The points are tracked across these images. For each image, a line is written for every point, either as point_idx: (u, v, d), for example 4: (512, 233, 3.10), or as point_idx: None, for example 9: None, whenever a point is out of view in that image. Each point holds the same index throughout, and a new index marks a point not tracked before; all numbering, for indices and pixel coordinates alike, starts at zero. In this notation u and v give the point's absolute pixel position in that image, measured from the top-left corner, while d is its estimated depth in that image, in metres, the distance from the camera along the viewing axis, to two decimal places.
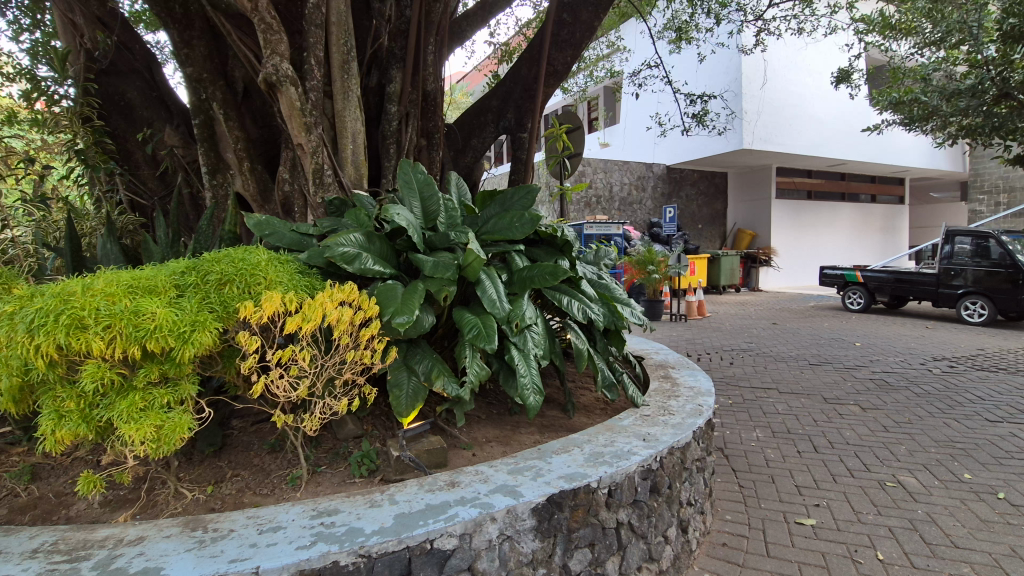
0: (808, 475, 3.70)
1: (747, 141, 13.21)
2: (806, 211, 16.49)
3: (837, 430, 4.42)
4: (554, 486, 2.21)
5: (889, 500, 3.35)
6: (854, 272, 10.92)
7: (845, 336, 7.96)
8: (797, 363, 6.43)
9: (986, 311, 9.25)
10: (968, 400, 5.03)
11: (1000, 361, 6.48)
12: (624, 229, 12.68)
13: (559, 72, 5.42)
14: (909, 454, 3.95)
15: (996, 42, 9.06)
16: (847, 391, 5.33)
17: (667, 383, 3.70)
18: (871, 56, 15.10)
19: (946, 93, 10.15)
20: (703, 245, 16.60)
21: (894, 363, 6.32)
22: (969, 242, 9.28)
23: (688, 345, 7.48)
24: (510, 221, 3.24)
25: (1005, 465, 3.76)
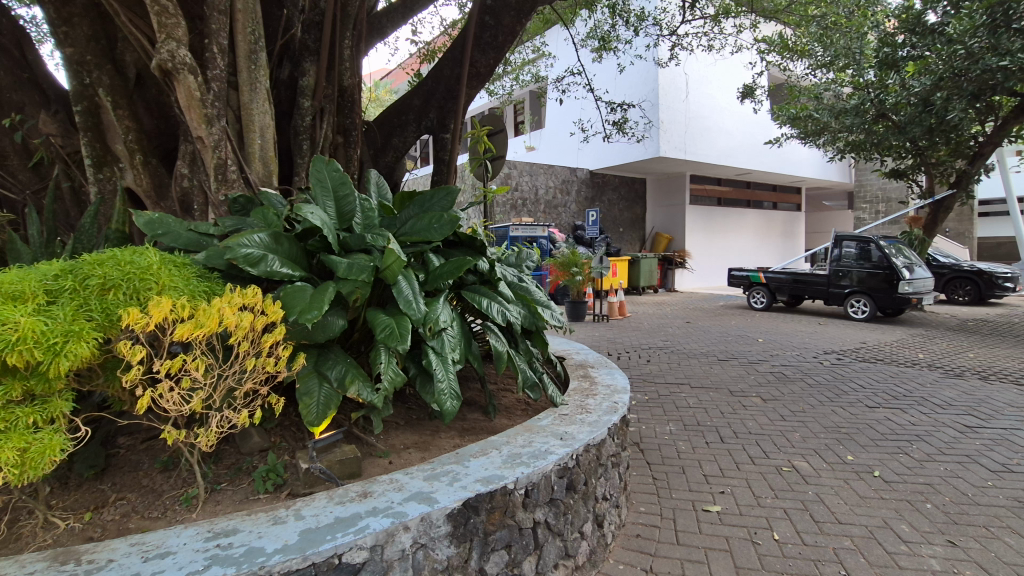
0: (714, 464, 3.94)
1: (663, 149, 13.91)
2: (717, 217, 17.63)
3: (740, 421, 4.73)
4: (470, 490, 2.20)
5: (784, 484, 3.64)
6: (757, 273, 11.77)
7: (750, 333, 8.57)
8: (707, 359, 6.84)
9: (867, 308, 10.28)
10: (851, 389, 5.58)
11: (877, 353, 7.25)
12: (549, 232, 12.94)
13: (482, 74, 5.44)
14: (802, 440, 4.32)
15: (874, 67, 10.35)
16: (750, 384, 5.74)
17: (586, 382, 3.81)
18: (771, 74, 16.45)
19: (834, 111, 11.25)
20: (625, 247, 17.26)
21: (791, 358, 6.88)
22: (854, 246, 10.36)
23: (609, 344, 7.74)
24: (429, 222, 3.19)
25: (880, 446, 4.20)
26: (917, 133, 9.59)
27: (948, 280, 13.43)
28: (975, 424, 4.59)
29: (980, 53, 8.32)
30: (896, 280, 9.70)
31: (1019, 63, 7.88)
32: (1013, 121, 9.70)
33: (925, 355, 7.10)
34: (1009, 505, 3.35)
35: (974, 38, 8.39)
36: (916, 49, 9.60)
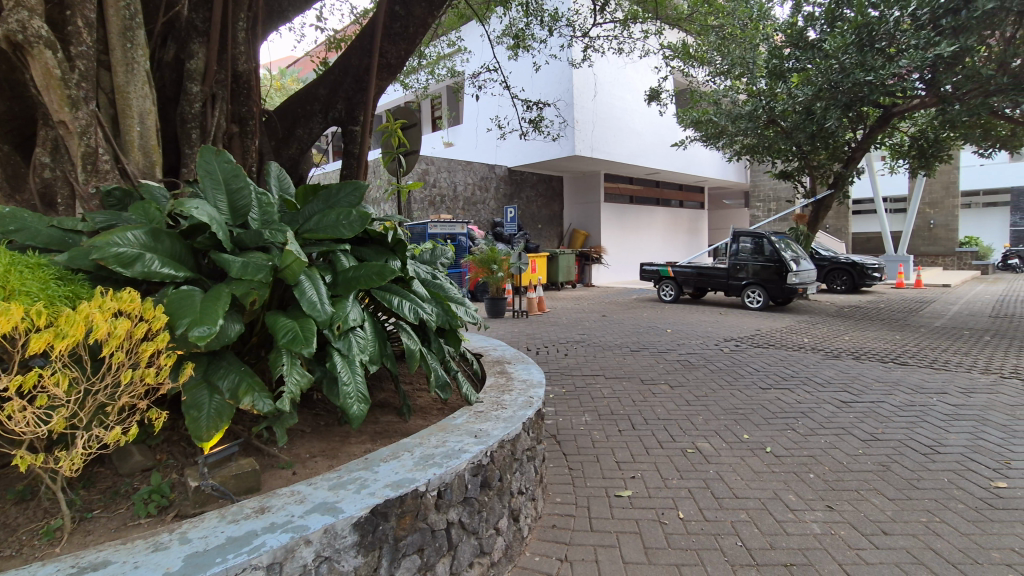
0: (626, 451, 4.11)
1: (578, 148, 14.33)
2: (629, 214, 18.46)
3: (650, 408, 4.98)
4: (378, 497, 2.12)
5: (689, 465, 3.87)
6: (666, 267, 12.41)
7: (660, 325, 9.03)
8: (620, 350, 7.13)
9: (761, 298, 11.18)
10: (747, 372, 6.06)
11: (769, 339, 7.92)
12: (468, 228, 12.89)
13: (392, 65, 5.27)
14: (704, 422, 4.62)
15: (765, 77, 11.26)
16: (659, 372, 6.06)
17: (502, 378, 3.82)
18: (676, 79, 17.46)
19: (730, 116, 12.14)
20: (544, 244, 17.60)
21: (695, 346, 7.35)
22: (750, 241, 11.25)
23: (528, 340, 7.84)
24: (335, 219, 3.04)
25: (772, 424, 4.58)
26: (803, 138, 10.57)
27: (827, 271, 14.98)
28: (849, 399, 5.15)
29: (851, 68, 9.34)
30: (785, 272, 10.66)
31: (881, 78, 8.96)
32: (878, 129, 10.95)
33: (808, 340, 7.87)
34: (875, 469, 3.79)
35: (845, 55, 9.44)
36: (800, 62, 10.58)
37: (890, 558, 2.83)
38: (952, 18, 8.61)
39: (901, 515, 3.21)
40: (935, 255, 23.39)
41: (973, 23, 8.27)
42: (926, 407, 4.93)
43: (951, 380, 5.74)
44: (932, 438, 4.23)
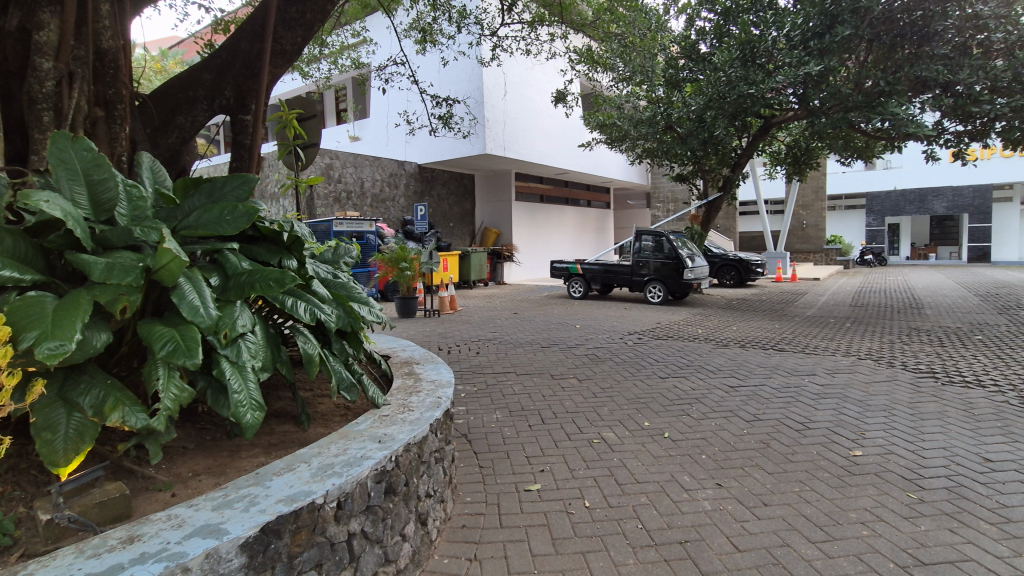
0: (535, 445, 4.18)
1: (488, 146, 14.40)
2: (540, 213, 18.89)
3: (558, 402, 5.11)
4: (269, 513, 1.98)
5: (594, 454, 4.02)
6: (575, 265, 12.89)
7: (569, 321, 9.31)
8: (530, 346, 7.26)
9: (661, 293, 11.87)
10: (648, 363, 6.42)
11: (668, 331, 8.45)
12: (376, 226, 12.53)
13: (287, 53, 4.94)
14: (609, 413, 4.82)
15: (663, 85, 11.97)
16: (568, 367, 6.25)
17: (410, 379, 3.74)
18: (583, 83, 18.10)
19: (633, 120, 12.82)
20: (456, 242, 17.51)
21: (601, 340, 7.66)
22: (650, 240, 11.89)
23: (439, 339, 7.76)
24: (221, 214, 2.78)
25: (669, 410, 4.88)
26: (696, 144, 11.33)
27: (718, 267, 16.30)
28: (736, 384, 5.62)
29: (736, 81, 10.19)
30: (681, 268, 11.44)
31: (761, 91, 9.88)
32: (759, 138, 12.07)
33: (701, 331, 8.50)
34: (757, 447, 4.16)
35: (731, 68, 10.28)
36: (693, 72, 11.38)
37: (768, 527, 3.12)
38: (818, 40, 9.66)
39: (778, 487, 3.55)
40: (807, 252, 26.28)
41: (835, 46, 9.36)
42: (799, 388, 5.51)
43: (819, 363, 6.47)
44: (804, 416, 4.74)
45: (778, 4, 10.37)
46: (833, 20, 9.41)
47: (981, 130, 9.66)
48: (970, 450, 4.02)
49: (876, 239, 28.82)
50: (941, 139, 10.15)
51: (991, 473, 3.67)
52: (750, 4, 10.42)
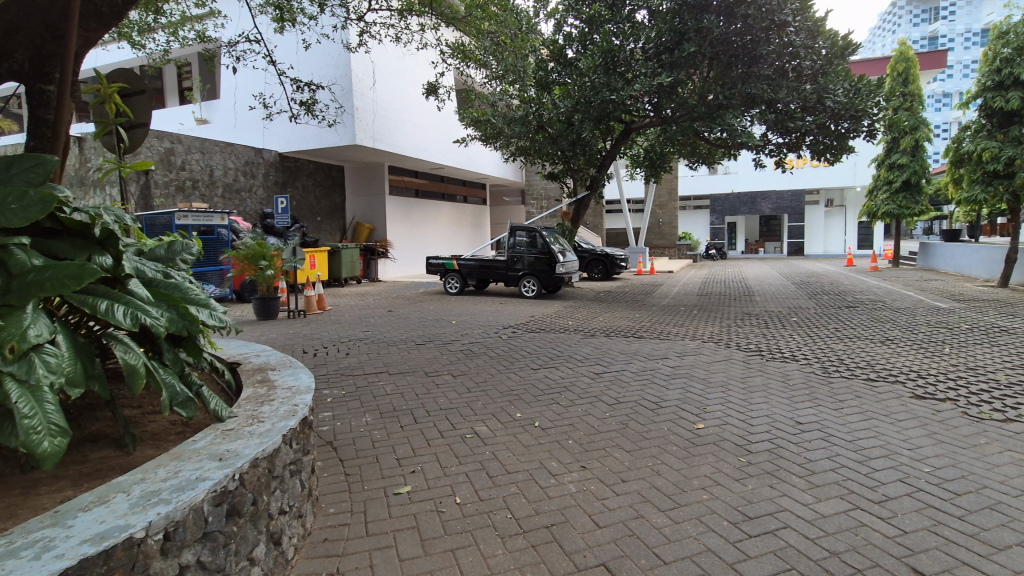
0: (406, 446, 4.08)
1: (358, 137, 13.77)
2: (415, 208, 18.58)
3: (432, 400, 5.04)
4: (69, 558, 1.67)
5: (466, 450, 4.03)
6: (451, 261, 12.88)
7: (445, 317, 9.27)
8: (405, 344, 7.10)
9: (535, 287, 12.27)
10: (521, 355, 6.61)
11: (541, 323, 8.79)
12: (230, 220, 11.39)
13: (104, 16, 4.26)
14: (482, 407, 4.87)
15: (533, 86, 12.37)
16: (442, 364, 6.20)
17: (263, 387, 3.42)
18: (457, 78, 18.11)
19: (506, 118, 13.09)
20: (326, 238, 16.55)
21: (476, 335, 7.74)
22: (525, 235, 12.32)
23: (304, 341, 7.27)
24: (6, 202, 2.29)
25: (540, 400, 5.06)
26: (565, 144, 12.18)
27: (587, 262, 17.32)
28: (599, 370, 6.01)
29: (600, 86, 10.80)
30: (553, 263, 11.96)
31: (621, 98, 10.60)
32: (621, 142, 13.00)
33: (571, 322, 8.96)
34: (618, 428, 4.47)
35: (595, 75, 10.84)
36: (561, 76, 11.91)
37: (625, 501, 3.36)
38: (669, 54, 10.58)
39: (635, 464, 3.85)
40: (664, 248, 29.02)
41: (682, 61, 10.37)
42: (654, 371, 6.04)
43: (670, 347, 7.15)
44: (658, 396, 5.21)
45: (636, 17, 11.20)
46: (680, 38, 10.41)
47: (796, 142, 11.35)
48: (787, 416, 4.71)
49: (718, 236, 32.73)
50: (766, 149, 11.76)
51: (801, 434, 4.33)
52: (611, 15, 11.14)
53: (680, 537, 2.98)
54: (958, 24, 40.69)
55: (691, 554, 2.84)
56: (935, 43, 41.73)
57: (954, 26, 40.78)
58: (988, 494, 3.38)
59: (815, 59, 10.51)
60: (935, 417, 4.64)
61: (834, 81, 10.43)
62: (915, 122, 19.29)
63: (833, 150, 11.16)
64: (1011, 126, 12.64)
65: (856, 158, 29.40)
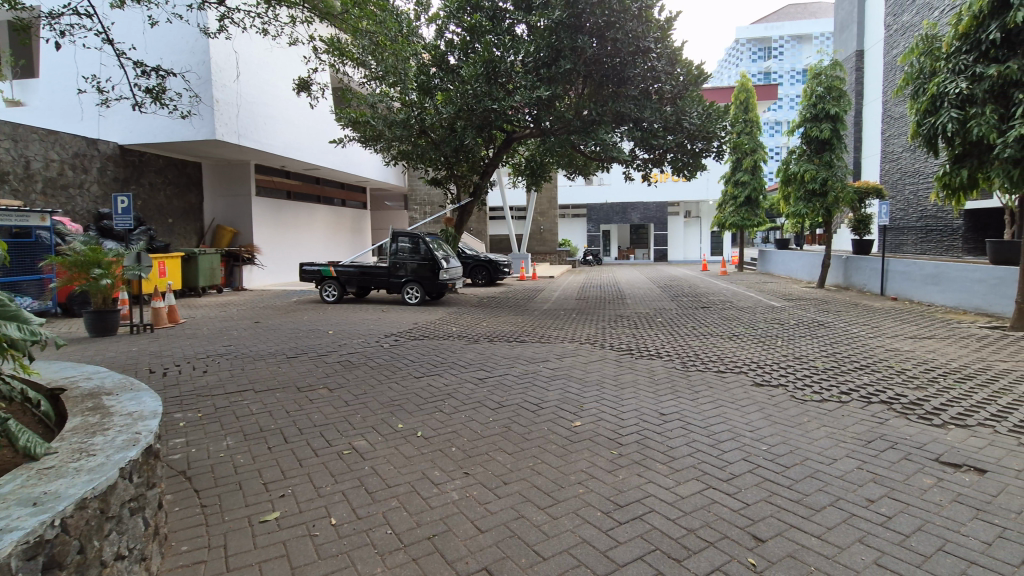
0: (275, 469, 3.78)
1: (219, 132, 12.55)
2: (285, 211, 17.40)
3: (305, 416, 4.72)
4: None
5: (343, 467, 3.83)
6: (328, 267, 12.26)
7: (321, 327, 8.75)
8: (274, 358, 6.58)
9: (418, 294, 12.09)
10: (403, 364, 6.46)
11: (424, 331, 8.66)
12: (52, 220, 9.74)
13: None
14: (361, 420, 4.67)
15: (414, 90, 12.20)
16: (316, 377, 5.84)
17: (95, 415, 2.95)
18: (330, 75, 17.29)
19: (386, 121, 12.75)
20: (181, 242, 14.81)
21: (356, 345, 7.43)
22: (407, 241, 12.01)
23: (151, 360, 6.43)
24: None
25: (423, 409, 4.98)
26: (448, 150, 12.20)
27: (471, 267, 17.48)
28: (482, 375, 6.08)
29: (481, 95, 10.97)
30: (437, 269, 11.87)
31: (503, 108, 10.89)
32: (503, 150, 13.33)
33: (455, 329, 8.95)
34: (500, 432, 4.55)
35: (477, 83, 10.96)
36: (442, 82, 11.88)
37: (506, 504, 3.42)
38: (547, 69, 11.01)
39: (517, 465, 3.94)
40: (545, 254, 30.27)
41: (559, 76, 10.89)
42: (535, 373, 6.24)
43: (550, 350, 7.44)
44: (538, 398, 5.39)
45: (515, 31, 11.58)
46: (557, 55, 10.90)
47: (658, 158, 12.47)
48: (652, 408, 5.15)
49: (594, 243, 34.93)
50: (635, 163, 12.79)
51: (664, 425, 4.75)
52: (492, 27, 11.41)
53: (558, 532, 3.10)
54: (785, 63, 47.69)
55: (569, 547, 2.96)
56: (768, 78, 48.50)
57: (783, 65, 47.78)
58: (809, 465, 3.98)
59: (674, 84, 11.64)
60: (771, 402, 5.36)
61: (690, 105, 11.65)
62: (754, 145, 22.20)
63: (689, 166, 12.33)
64: (824, 152, 15.09)
65: (708, 175, 33.05)
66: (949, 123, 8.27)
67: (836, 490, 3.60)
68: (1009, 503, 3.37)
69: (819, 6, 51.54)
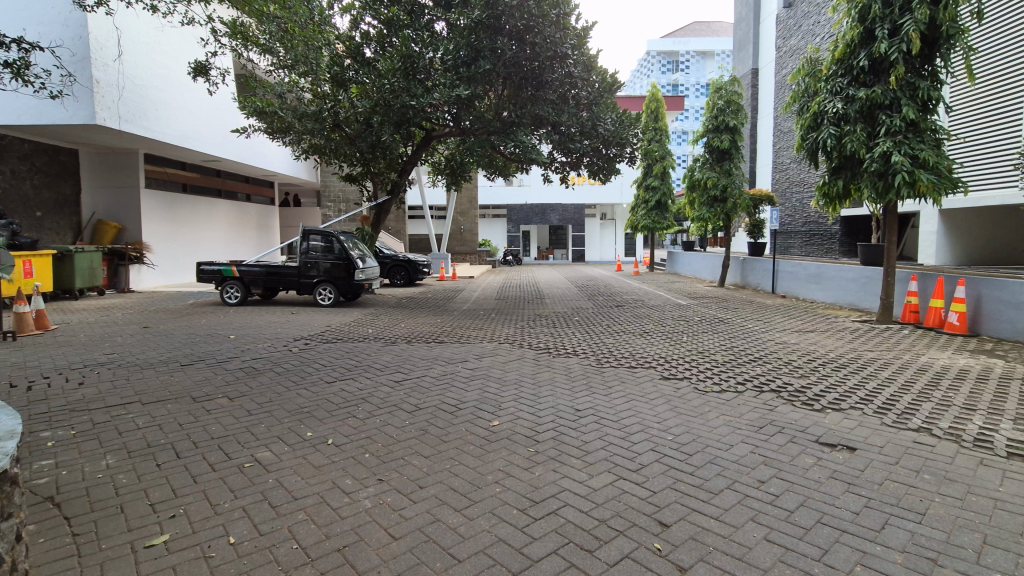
0: (165, 487, 3.45)
1: (99, 116, 11.28)
2: (180, 205, 16.01)
3: (201, 429, 4.35)
4: None
5: (244, 481, 3.57)
6: (230, 267, 11.44)
7: (222, 331, 8.13)
8: (166, 366, 6.02)
9: (331, 294, 11.57)
10: (314, 369, 6.16)
11: (337, 333, 8.31)
12: None
13: None
14: (266, 430, 4.38)
15: (327, 81, 11.69)
16: (215, 386, 5.41)
17: None
18: (230, 59, 16.09)
19: (296, 113, 12.07)
20: (52, 238, 13.14)
21: (261, 350, 6.97)
22: (320, 240, 11.49)
23: (13, 372, 5.63)
24: None
25: (334, 415, 4.77)
26: (364, 145, 11.78)
27: (389, 267, 17.05)
28: (400, 378, 5.92)
29: (399, 90, 10.69)
30: (352, 268, 11.42)
31: (421, 105, 10.69)
32: (422, 148, 13.11)
33: (371, 331, 8.67)
34: (416, 435, 4.46)
35: (394, 78, 10.66)
36: (357, 74, 11.44)
37: (422, 508, 3.35)
38: (466, 68, 10.95)
39: (433, 468, 3.88)
40: (465, 254, 30.21)
41: (479, 77, 10.88)
42: (453, 374, 6.19)
43: (469, 350, 7.41)
44: (456, 399, 5.35)
45: (434, 28, 11.43)
46: (477, 54, 10.88)
47: (576, 162, 12.85)
48: (568, 405, 5.28)
49: (514, 243, 35.42)
50: (553, 166, 13.09)
51: (579, 421, 4.89)
52: (409, 22, 11.17)
53: (474, 533, 3.09)
54: (690, 77, 51.02)
55: (484, 548, 2.96)
56: (676, 89, 51.61)
57: (689, 78, 51.14)
58: (709, 452, 4.27)
59: (590, 90, 12.04)
60: (676, 394, 5.69)
61: (605, 112, 12.12)
62: (663, 152, 23.54)
63: (604, 170, 12.78)
64: (724, 161, 16.30)
65: (622, 179, 34.58)
66: (828, 138, 9.24)
67: (732, 474, 3.89)
68: (874, 476, 3.81)
69: (720, 26, 55.63)
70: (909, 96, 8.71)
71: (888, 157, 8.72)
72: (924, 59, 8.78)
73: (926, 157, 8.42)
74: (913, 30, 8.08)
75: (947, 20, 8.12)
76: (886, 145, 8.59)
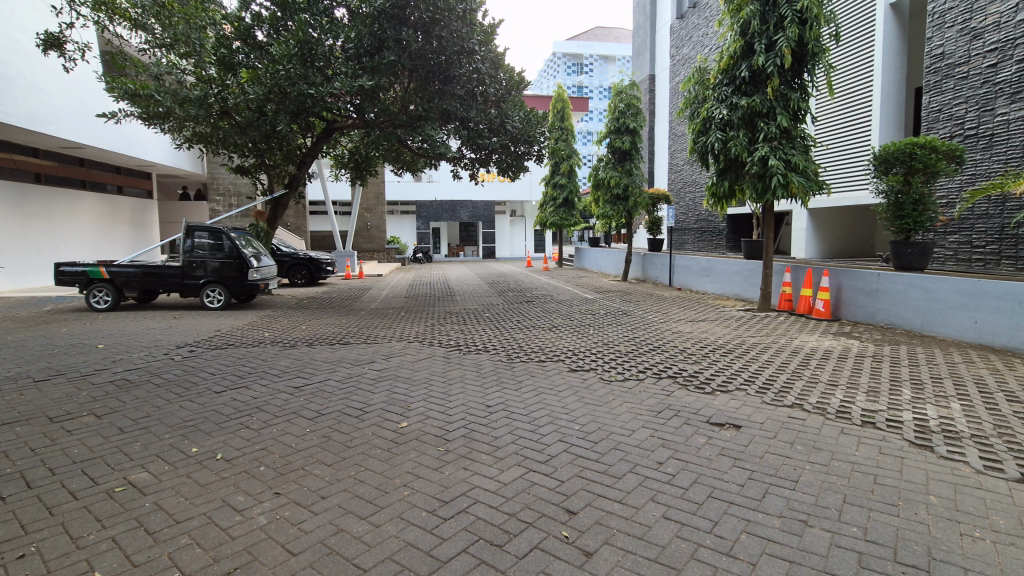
0: (11, 524, 2.97)
1: None
2: (32, 198, 13.98)
3: (60, 453, 3.81)
4: None
5: (115, 508, 3.18)
6: (98, 268, 10.14)
7: (87, 340, 7.19)
8: (15, 383, 5.21)
9: (221, 297, 10.69)
10: (200, 378, 5.63)
11: (228, 338, 7.68)
12: None
13: None
14: (142, 449, 3.93)
15: (213, 64, 10.76)
16: (78, 403, 4.75)
17: None
18: (88, 32, 14.19)
19: (175, 97, 10.77)
20: None
21: (136, 360, 6.25)
22: (206, 237, 10.56)
23: None
24: None
25: (224, 428, 4.38)
26: (257, 135, 10.94)
27: (289, 266, 16.08)
28: (299, 384, 5.58)
29: (295, 78, 10.04)
30: (245, 268, 10.62)
31: (320, 94, 10.12)
32: (323, 140, 12.45)
33: (268, 334, 8.11)
34: (318, 442, 4.22)
35: (289, 64, 9.95)
36: (248, 58, 10.63)
37: (324, 519, 3.18)
38: (369, 58, 10.54)
39: (336, 476, 3.69)
40: (372, 251, 29.22)
41: (383, 67, 10.53)
42: (359, 376, 5.95)
43: (376, 351, 7.16)
44: (361, 402, 5.14)
45: (333, 13, 10.88)
46: (380, 45, 10.52)
47: (484, 159, 12.87)
48: (478, 402, 5.27)
49: (424, 239, 34.88)
50: (462, 162, 13.02)
51: (490, 417, 4.89)
52: (306, 6, 10.48)
53: (380, 540, 2.98)
54: (594, 80, 53.17)
55: (391, 554, 2.87)
56: (581, 91, 53.53)
57: (593, 81, 53.25)
58: (613, 438, 4.47)
59: (497, 87, 12.05)
60: (583, 385, 5.89)
61: (512, 109, 12.21)
62: (569, 151, 24.32)
63: (512, 168, 12.91)
64: (624, 162, 17.13)
65: (530, 177, 35.29)
66: (715, 142, 10.05)
67: (634, 458, 4.09)
68: (756, 450, 4.18)
69: (620, 32, 58.34)
70: (782, 106, 9.67)
71: (766, 160, 9.64)
72: (794, 72, 9.76)
73: (797, 162, 9.41)
74: (785, 46, 8.99)
75: (812, 39, 9.11)
76: (764, 150, 9.50)
